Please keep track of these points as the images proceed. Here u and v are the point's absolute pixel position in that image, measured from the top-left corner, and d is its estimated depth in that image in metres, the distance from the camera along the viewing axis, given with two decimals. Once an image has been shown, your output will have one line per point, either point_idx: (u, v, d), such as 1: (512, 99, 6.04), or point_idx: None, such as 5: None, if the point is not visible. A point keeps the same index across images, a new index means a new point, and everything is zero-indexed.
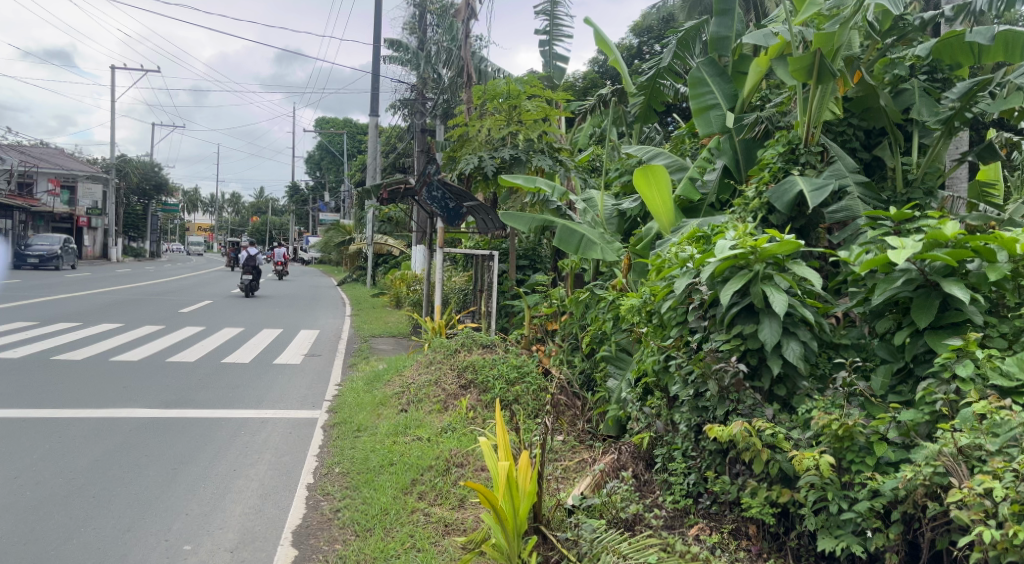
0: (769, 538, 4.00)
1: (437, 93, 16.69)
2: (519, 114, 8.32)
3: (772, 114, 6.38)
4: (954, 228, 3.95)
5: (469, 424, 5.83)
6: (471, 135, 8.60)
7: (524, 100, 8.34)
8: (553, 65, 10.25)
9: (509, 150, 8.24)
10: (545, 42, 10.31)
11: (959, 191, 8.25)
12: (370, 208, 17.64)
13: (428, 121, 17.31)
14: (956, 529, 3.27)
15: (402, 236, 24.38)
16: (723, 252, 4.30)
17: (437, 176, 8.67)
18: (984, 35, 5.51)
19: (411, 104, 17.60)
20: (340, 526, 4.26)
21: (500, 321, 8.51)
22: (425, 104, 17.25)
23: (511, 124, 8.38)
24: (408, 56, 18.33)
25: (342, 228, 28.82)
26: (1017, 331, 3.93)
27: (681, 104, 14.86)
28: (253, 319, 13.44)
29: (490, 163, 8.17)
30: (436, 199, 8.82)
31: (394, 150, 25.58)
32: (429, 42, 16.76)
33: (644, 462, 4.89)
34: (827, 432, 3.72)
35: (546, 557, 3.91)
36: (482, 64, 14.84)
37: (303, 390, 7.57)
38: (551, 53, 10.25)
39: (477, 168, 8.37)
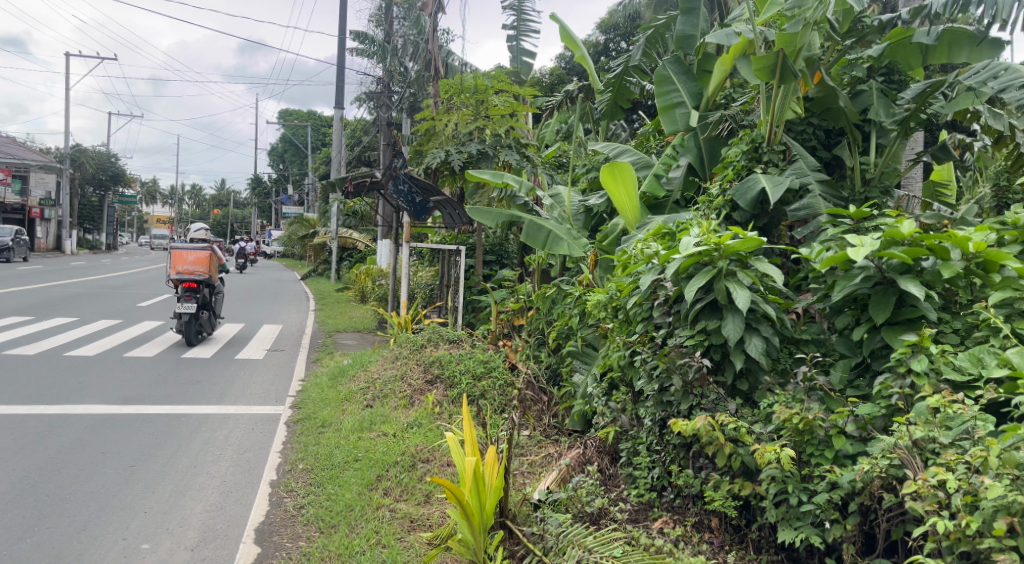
0: (731, 531, 4.07)
1: (403, 86, 16.59)
2: (486, 109, 8.34)
3: (737, 114, 6.43)
4: (911, 226, 4.05)
5: (435, 419, 5.81)
6: (438, 129, 8.53)
7: (491, 95, 8.31)
8: (521, 60, 10.25)
9: (476, 145, 8.23)
10: (513, 37, 10.29)
11: (915, 191, 8.51)
12: (333, 200, 17.39)
13: (393, 115, 17.22)
14: (910, 520, 3.37)
15: (368, 232, 24.17)
16: (688, 248, 4.35)
17: (404, 169, 8.55)
18: (928, 35, 5.68)
19: (377, 97, 17.55)
20: (304, 523, 4.20)
21: (467, 316, 8.48)
22: (391, 98, 17.19)
23: (478, 119, 8.37)
24: (374, 49, 18.20)
25: (307, 223, 28.38)
26: (969, 328, 4.05)
27: (645, 102, 15.01)
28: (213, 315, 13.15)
29: (457, 157, 8.12)
30: (403, 193, 8.68)
31: (360, 145, 25.33)
32: (395, 35, 16.57)
33: (609, 456, 4.92)
34: (788, 426, 3.81)
35: (512, 552, 3.93)
36: (449, 58, 14.77)
37: (266, 385, 7.45)
38: (518, 48, 10.23)
39: (444, 161, 8.29)
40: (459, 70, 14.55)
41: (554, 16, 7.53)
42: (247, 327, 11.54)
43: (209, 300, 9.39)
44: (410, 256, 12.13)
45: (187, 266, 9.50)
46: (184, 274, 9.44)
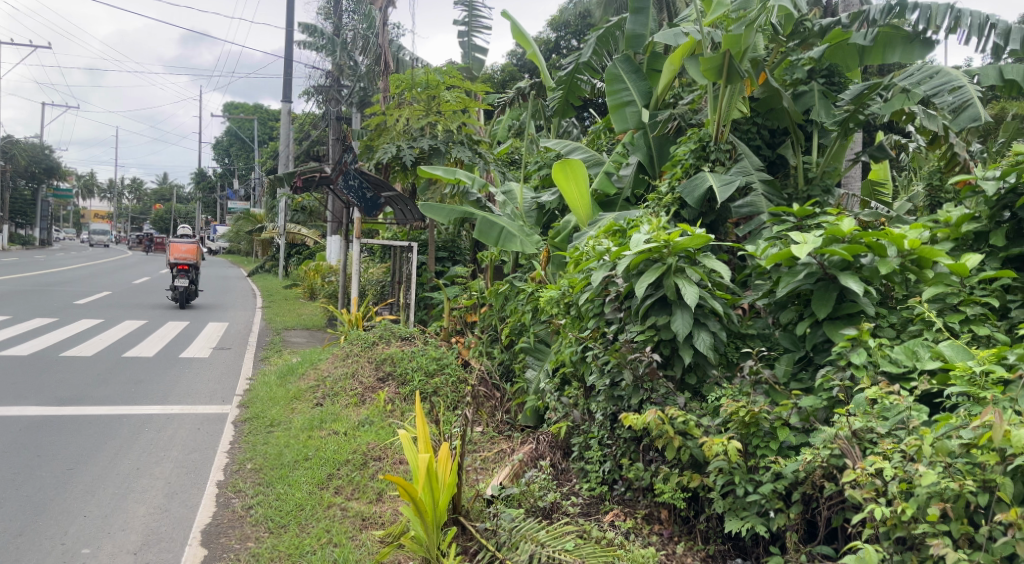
0: (680, 522, 4.17)
1: (353, 80, 16.44)
2: (438, 105, 8.27)
3: (685, 112, 6.54)
4: (850, 223, 4.19)
5: (387, 417, 5.76)
6: (389, 124, 8.42)
7: (443, 90, 8.25)
8: (473, 56, 10.23)
9: (429, 140, 8.17)
10: (464, 33, 10.25)
11: (854, 189, 8.79)
12: (283, 196, 17.03)
13: (343, 109, 16.98)
14: (849, 507, 3.50)
15: (317, 227, 23.75)
16: (638, 246, 4.42)
17: (354, 164, 8.46)
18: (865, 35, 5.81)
19: (326, 90, 17.32)
20: (253, 523, 4.12)
21: (418, 313, 8.42)
22: (341, 91, 17.00)
23: (430, 115, 8.32)
24: (323, 42, 17.94)
25: (253, 218, 27.71)
26: (904, 322, 4.20)
27: (595, 100, 15.17)
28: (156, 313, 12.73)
29: (409, 152, 8.04)
30: (353, 188, 8.56)
31: (309, 138, 24.93)
32: (344, 27, 16.34)
33: (561, 451, 4.98)
34: (735, 419, 3.90)
35: (465, 548, 3.94)
36: (400, 52, 14.63)
37: (212, 385, 7.26)
38: (471, 44, 10.21)
39: (395, 157, 8.19)
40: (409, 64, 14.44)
41: (506, 12, 7.50)
42: (192, 326, 11.22)
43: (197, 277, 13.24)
44: (361, 253, 11.98)
45: (181, 254, 13.42)
46: (178, 259, 13.37)
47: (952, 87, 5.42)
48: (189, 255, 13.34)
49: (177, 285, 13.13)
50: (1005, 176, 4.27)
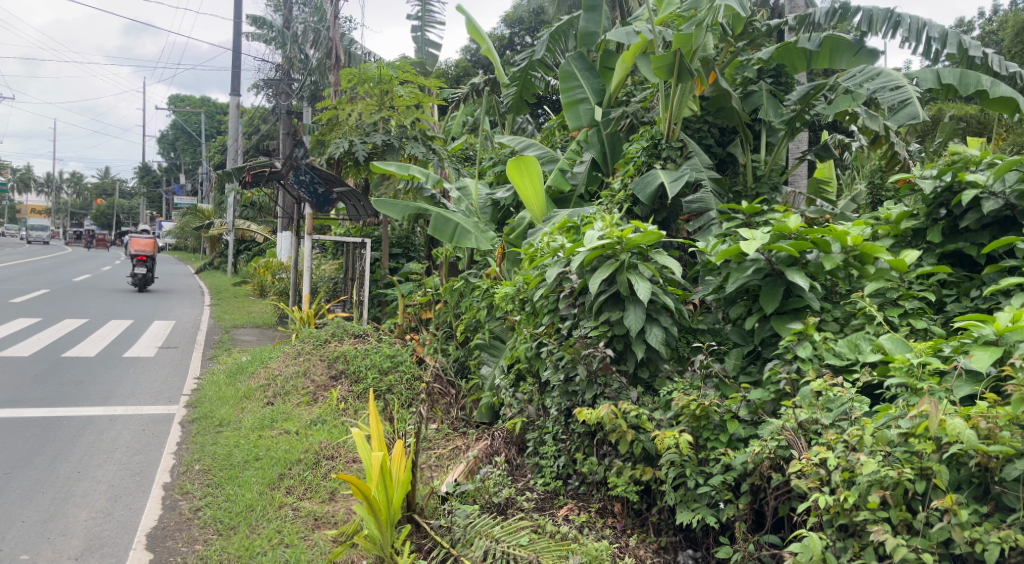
0: (633, 514, 4.23)
1: (303, 74, 16.24)
2: (391, 100, 8.18)
3: (637, 110, 6.72)
4: (796, 220, 4.30)
5: (340, 415, 5.69)
6: (341, 118, 8.30)
7: (396, 85, 8.18)
8: (426, 52, 10.18)
9: (381, 136, 8.10)
10: (417, 28, 10.18)
11: (800, 187, 9.03)
12: (231, 193, 16.69)
13: (293, 103, 16.73)
14: (795, 496, 3.59)
15: (267, 223, 23.28)
16: (592, 242, 4.45)
17: (305, 159, 8.32)
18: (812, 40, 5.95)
19: (275, 84, 17.05)
20: (201, 526, 4.04)
21: (372, 310, 8.34)
22: (291, 85, 16.76)
23: (383, 110, 8.23)
24: (273, 34, 17.68)
25: (201, 214, 26.91)
26: (847, 316, 4.32)
27: (549, 97, 15.26)
28: (99, 311, 12.34)
29: (361, 148, 7.96)
30: (304, 183, 8.34)
31: (259, 133, 24.46)
32: (294, 20, 16.11)
33: (516, 447, 5.00)
34: (686, 412, 3.97)
35: (419, 545, 3.93)
36: (352, 47, 14.43)
37: (157, 385, 7.08)
38: (423, 39, 10.15)
39: (347, 152, 8.08)
40: (361, 59, 14.27)
41: (460, 7, 7.45)
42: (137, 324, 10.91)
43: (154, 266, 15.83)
44: (314, 249, 11.82)
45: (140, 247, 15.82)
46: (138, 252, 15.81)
47: (893, 86, 5.53)
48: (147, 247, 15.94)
49: (136, 273, 15.69)
50: (941, 176, 4.43)
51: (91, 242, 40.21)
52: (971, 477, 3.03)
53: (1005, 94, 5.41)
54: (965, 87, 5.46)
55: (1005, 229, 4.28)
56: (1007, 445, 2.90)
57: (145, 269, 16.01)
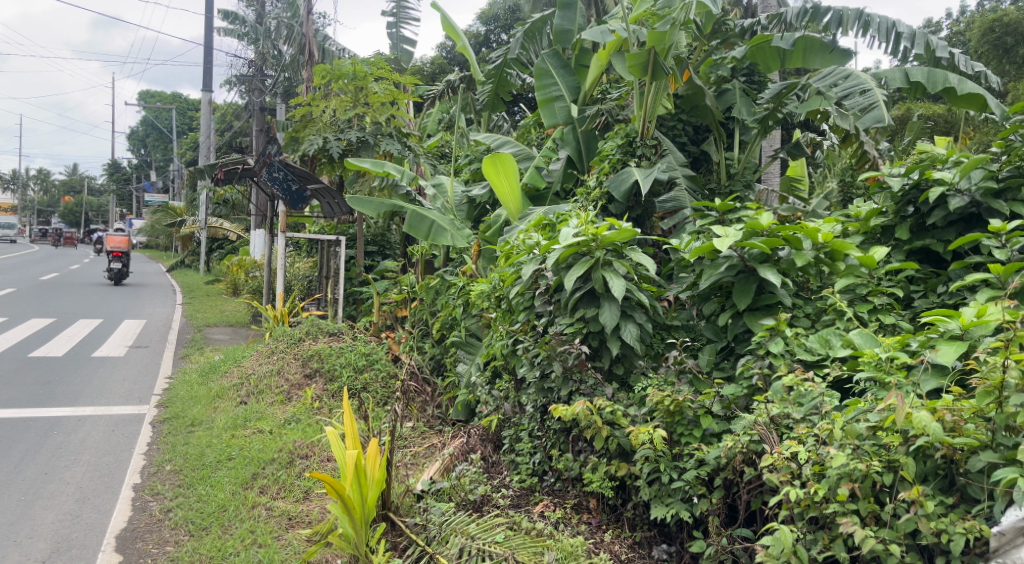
0: (608, 510, 4.26)
1: (277, 70, 16.12)
2: (365, 96, 8.14)
3: (612, 107, 6.74)
4: (768, 218, 4.34)
5: (315, 414, 5.66)
6: (315, 115, 8.22)
7: (371, 82, 8.10)
8: (401, 49, 10.15)
9: (356, 133, 8.06)
10: (392, 25, 10.12)
11: (773, 184, 9.13)
12: (203, 190, 16.48)
13: (267, 99, 16.60)
14: (767, 490, 3.64)
15: (241, 221, 23.01)
16: (566, 240, 4.47)
17: (278, 156, 8.17)
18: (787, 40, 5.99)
19: (248, 80, 16.89)
20: (172, 527, 3.99)
21: (347, 308, 8.29)
22: (264, 81, 16.63)
23: (358, 106, 8.18)
24: (246, 30, 17.51)
25: (173, 211, 26.49)
26: (818, 312, 4.38)
27: (524, 95, 15.29)
28: (69, 310, 12.15)
29: (336, 145, 7.91)
30: (277, 180, 8.27)
31: (232, 130, 24.20)
32: (267, 16, 15.97)
33: (492, 444, 5.01)
34: (660, 408, 4.00)
35: (394, 544, 3.91)
36: (326, 43, 14.32)
37: (127, 385, 6.99)
38: (398, 35, 10.10)
39: (321, 149, 8.01)
40: (335, 55, 14.17)
41: (434, 4, 7.44)
42: (108, 324, 10.75)
43: (129, 262, 16.78)
44: (288, 247, 11.73)
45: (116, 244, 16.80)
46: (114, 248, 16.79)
47: (862, 89, 5.58)
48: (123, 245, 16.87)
49: (113, 269, 16.65)
50: (910, 173, 4.55)
51: (60, 241, 39.45)
52: (937, 469, 3.08)
53: (972, 91, 5.47)
54: (933, 85, 5.54)
55: (970, 225, 4.37)
56: (971, 437, 2.97)
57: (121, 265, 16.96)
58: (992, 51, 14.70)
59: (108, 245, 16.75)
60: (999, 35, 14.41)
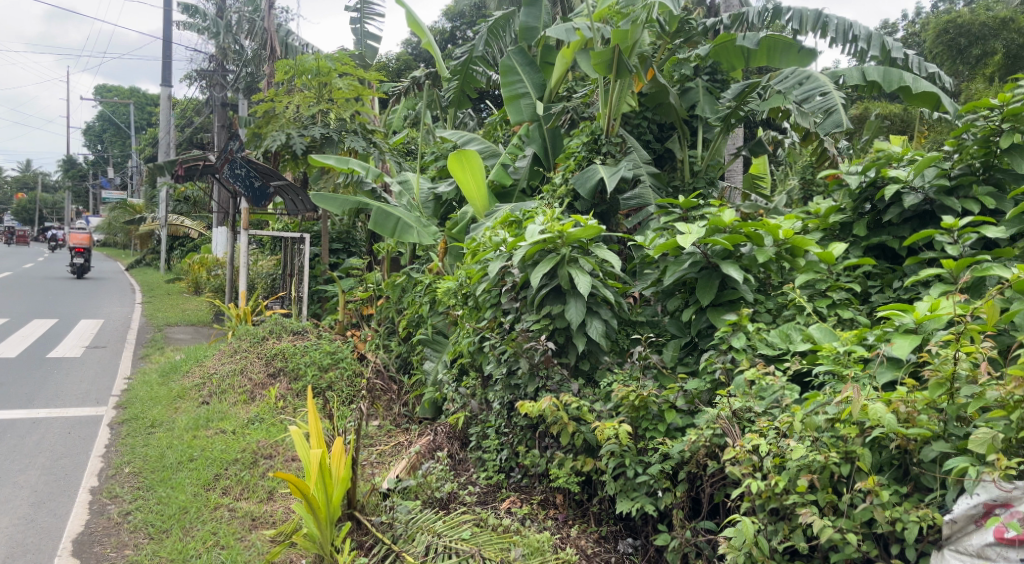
0: (574, 505, 4.29)
1: (239, 66, 15.89)
2: (329, 92, 8.08)
3: (578, 105, 6.81)
4: (730, 215, 4.41)
5: (279, 413, 5.60)
6: (277, 111, 8.07)
7: (335, 77, 8.01)
8: (366, 44, 10.06)
9: (320, 129, 7.98)
10: (356, 20, 10.03)
11: (736, 182, 9.25)
12: (163, 186, 16.14)
13: (228, 95, 16.35)
14: (730, 483, 3.69)
15: (202, 219, 22.56)
16: (533, 237, 4.48)
17: (240, 152, 8.04)
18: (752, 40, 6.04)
19: (209, 76, 16.63)
20: (132, 530, 3.92)
21: (312, 307, 8.19)
22: (225, 76, 16.40)
23: (322, 102, 8.10)
24: (207, 24, 17.21)
25: (131, 209, 25.91)
26: (779, 307, 4.45)
27: (491, 92, 15.30)
28: (23, 310, 11.82)
29: (299, 141, 7.80)
30: (240, 176, 8.12)
31: (193, 126, 23.78)
32: (228, 10, 15.73)
33: (458, 441, 5.01)
34: (625, 403, 4.04)
35: (360, 543, 3.87)
36: (289, 38, 14.15)
37: (83, 386, 6.83)
38: (363, 31, 10.01)
39: (285, 145, 7.89)
40: (299, 50, 13.99)
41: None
42: (63, 324, 10.47)
43: (91, 257, 17.56)
44: (252, 245, 11.56)
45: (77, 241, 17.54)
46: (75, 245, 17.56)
47: (821, 92, 5.64)
48: (85, 241, 17.67)
49: (75, 264, 17.46)
50: (866, 171, 4.69)
51: (14, 239, 38.29)
52: (892, 459, 3.14)
53: (926, 90, 5.62)
54: (889, 84, 5.67)
55: (924, 222, 4.49)
56: (924, 427, 3.03)
57: (82, 259, 17.73)
58: (947, 52, 15.07)
59: (71, 241, 17.52)
60: (953, 36, 14.79)
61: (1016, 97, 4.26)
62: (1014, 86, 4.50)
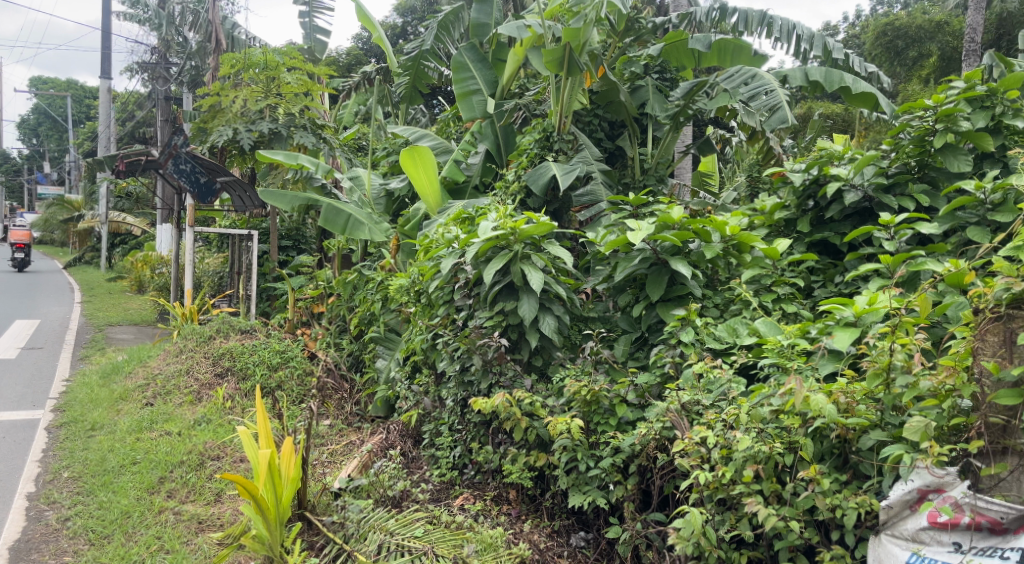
0: (527, 501, 4.31)
1: (182, 59, 15.50)
2: (278, 87, 7.97)
3: (529, 102, 6.79)
4: (679, 212, 4.47)
5: (226, 414, 5.49)
6: (223, 105, 7.85)
7: (283, 71, 7.94)
8: (315, 38, 9.91)
9: (268, 124, 7.82)
10: (305, 14, 9.86)
11: (685, 179, 9.39)
12: (103, 182, 15.63)
13: (171, 88, 15.90)
14: (679, 475, 3.75)
15: (145, 216, 21.97)
16: (485, 234, 4.46)
17: (185, 147, 7.91)
18: (702, 43, 6.19)
19: (151, 69, 16.17)
20: (71, 536, 3.80)
21: (260, 304, 8.04)
22: (168, 69, 15.96)
23: (269, 97, 7.94)
24: (148, 15, 16.71)
25: (69, 205, 25.00)
26: (726, 302, 4.55)
27: (443, 88, 15.27)
28: None
29: (247, 136, 7.65)
30: (184, 172, 8.08)
31: (134, 120, 23.09)
32: (170, 1, 15.30)
33: (411, 439, 5.00)
34: (577, 398, 4.07)
35: (311, 543, 3.83)
36: (234, 30, 13.84)
37: (20, 389, 6.58)
38: (312, 25, 9.85)
39: (231, 140, 7.74)
40: (245, 43, 13.68)
41: None
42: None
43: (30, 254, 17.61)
44: (198, 242, 11.29)
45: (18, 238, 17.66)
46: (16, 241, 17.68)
47: (767, 90, 5.76)
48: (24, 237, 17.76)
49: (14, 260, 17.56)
50: (809, 169, 4.83)
51: None
52: (833, 448, 3.24)
53: (865, 91, 5.79)
54: (830, 84, 5.83)
55: (863, 219, 4.65)
56: (863, 417, 3.13)
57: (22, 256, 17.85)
58: (885, 54, 15.60)
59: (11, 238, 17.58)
60: (891, 38, 15.28)
61: (949, 97, 4.44)
62: (948, 87, 4.67)
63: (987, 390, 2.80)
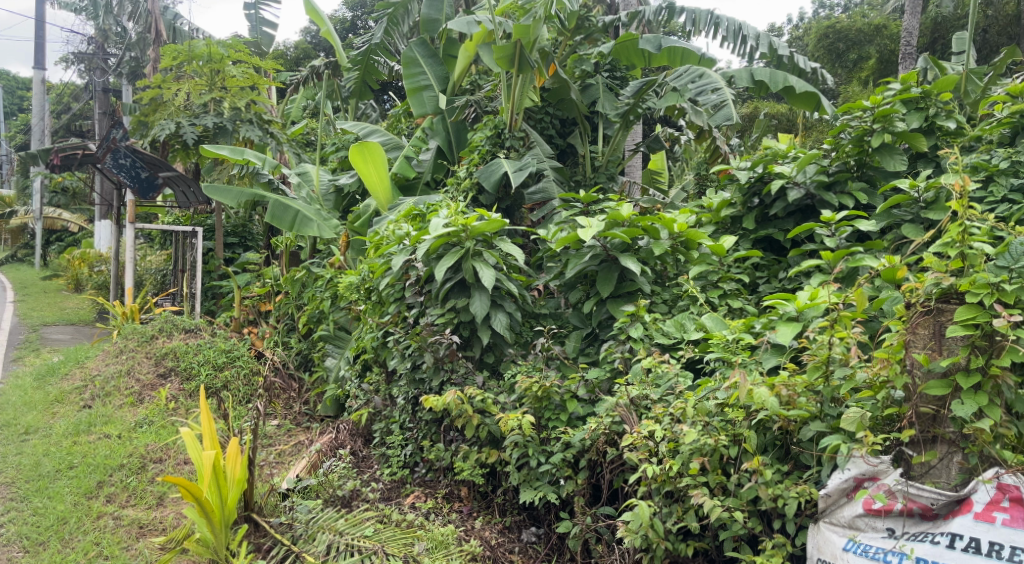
0: (479, 497, 4.31)
1: (121, 51, 15.03)
2: (222, 80, 7.75)
3: (481, 99, 6.80)
4: (629, 209, 4.53)
5: (170, 415, 5.36)
6: (165, 98, 7.64)
7: (228, 64, 7.73)
8: (261, 31, 9.82)
9: (212, 118, 7.65)
10: (250, 6, 9.72)
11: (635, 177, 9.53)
12: (37, 177, 15.05)
13: (110, 79, 15.39)
14: (628, 469, 3.80)
15: (84, 211, 21.26)
16: (436, 231, 4.41)
17: (124, 141, 7.63)
18: (652, 44, 6.26)
19: (88, 60, 15.63)
20: (3, 544, 3.67)
21: (206, 303, 7.86)
22: (106, 60, 15.46)
23: (214, 90, 7.74)
24: (85, 4, 16.14)
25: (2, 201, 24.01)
26: (674, 298, 4.63)
27: (394, 83, 15.18)
28: None
29: (190, 130, 7.49)
30: (125, 167, 7.91)
31: (72, 112, 22.29)
32: None
33: (362, 438, 4.96)
34: (528, 394, 4.09)
35: (258, 545, 3.76)
36: (176, 22, 13.51)
37: None
38: (257, 17, 9.72)
39: (174, 134, 7.56)
40: (187, 34, 13.36)
41: None
42: None
43: None
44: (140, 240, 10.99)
45: None
46: None
47: (714, 88, 5.86)
48: None
49: None
50: (755, 167, 4.90)
51: None
52: (775, 440, 3.28)
53: (807, 91, 5.97)
54: (774, 84, 5.99)
55: (805, 216, 4.78)
56: (804, 409, 3.17)
57: None
58: (827, 56, 16.07)
59: None
60: (832, 41, 15.76)
61: (886, 99, 4.60)
62: (884, 87, 4.83)
63: (919, 380, 2.93)
